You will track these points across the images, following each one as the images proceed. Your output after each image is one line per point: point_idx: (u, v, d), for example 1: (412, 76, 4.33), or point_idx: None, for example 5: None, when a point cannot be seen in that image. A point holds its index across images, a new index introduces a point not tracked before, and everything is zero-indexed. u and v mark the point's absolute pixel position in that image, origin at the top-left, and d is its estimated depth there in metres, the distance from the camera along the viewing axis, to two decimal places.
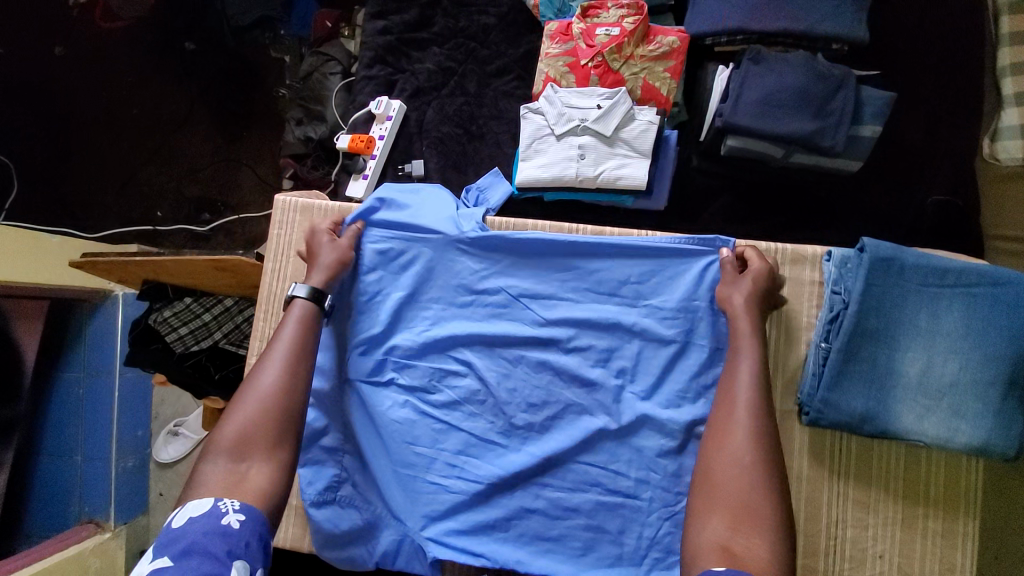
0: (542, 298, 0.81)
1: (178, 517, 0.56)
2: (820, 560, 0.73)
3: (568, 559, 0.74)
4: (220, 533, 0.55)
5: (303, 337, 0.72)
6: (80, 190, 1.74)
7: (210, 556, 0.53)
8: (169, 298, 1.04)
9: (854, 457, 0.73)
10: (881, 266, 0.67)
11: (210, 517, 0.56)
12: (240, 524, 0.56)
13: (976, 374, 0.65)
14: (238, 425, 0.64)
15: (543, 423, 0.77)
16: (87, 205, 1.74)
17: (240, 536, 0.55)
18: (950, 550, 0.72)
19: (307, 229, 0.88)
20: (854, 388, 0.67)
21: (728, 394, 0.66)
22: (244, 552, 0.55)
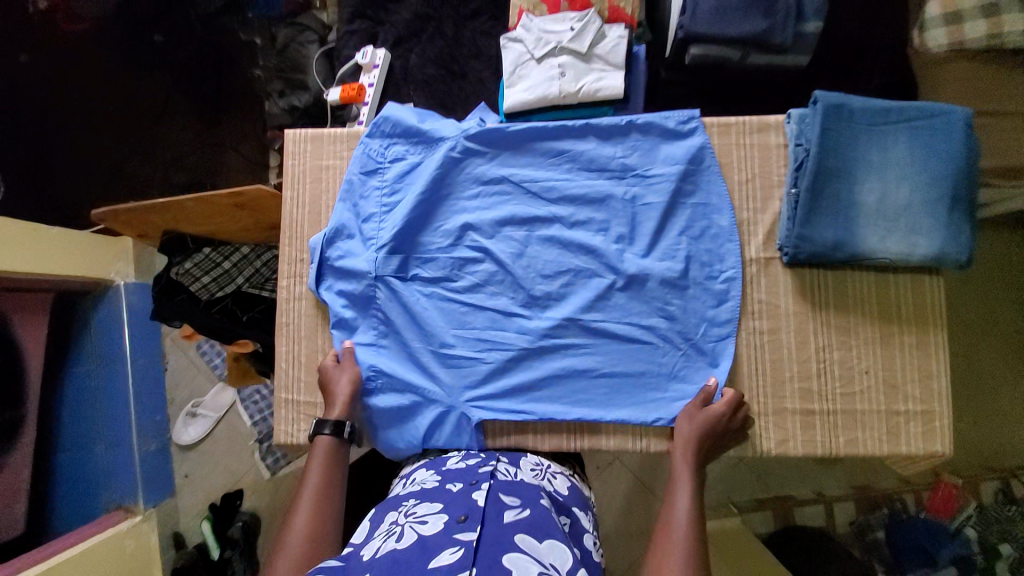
0: (544, 184, 0.89)
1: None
2: (814, 381, 0.83)
3: (598, 405, 0.84)
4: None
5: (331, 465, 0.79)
6: None
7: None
8: (188, 249, 1.10)
9: (833, 287, 0.84)
10: (833, 110, 0.78)
11: None
12: None
13: (923, 192, 0.76)
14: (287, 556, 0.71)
15: (559, 291, 0.86)
16: (74, 204, 1.74)
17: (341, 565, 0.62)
18: (924, 358, 0.84)
19: (319, 157, 0.94)
20: (823, 218, 0.78)
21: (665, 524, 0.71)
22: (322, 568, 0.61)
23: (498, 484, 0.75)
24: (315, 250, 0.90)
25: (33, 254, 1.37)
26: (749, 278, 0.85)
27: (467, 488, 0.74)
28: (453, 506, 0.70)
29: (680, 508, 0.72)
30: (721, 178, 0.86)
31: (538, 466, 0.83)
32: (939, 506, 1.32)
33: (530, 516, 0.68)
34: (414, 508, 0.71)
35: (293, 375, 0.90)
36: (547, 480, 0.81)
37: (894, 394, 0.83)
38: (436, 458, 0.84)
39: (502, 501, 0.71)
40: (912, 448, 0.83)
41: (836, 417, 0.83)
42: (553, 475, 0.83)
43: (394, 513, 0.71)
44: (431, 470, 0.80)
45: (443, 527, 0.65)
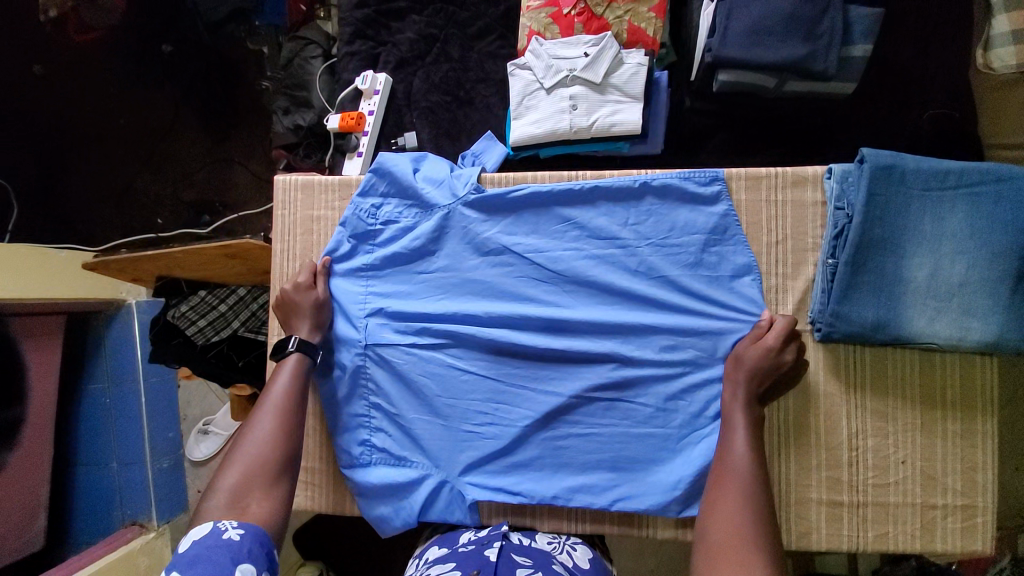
0: (548, 249, 0.82)
1: (181, 540, 0.61)
2: (844, 471, 0.75)
3: (602, 489, 0.78)
4: (221, 545, 0.60)
5: (293, 383, 0.77)
6: (78, 207, 1.74)
7: (212, 570, 0.57)
8: (183, 293, 1.08)
9: (871, 368, 0.75)
10: (882, 174, 0.67)
11: (210, 535, 0.60)
12: (241, 538, 0.61)
13: (984, 273, 0.66)
14: (231, 478, 0.67)
15: (561, 364, 0.81)
16: (89, 219, 1.74)
17: (242, 546, 0.60)
18: (970, 449, 0.74)
19: (310, 207, 0.88)
20: (863, 299, 0.69)
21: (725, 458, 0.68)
22: (247, 556, 0.60)
23: (511, 546, 0.74)
24: None
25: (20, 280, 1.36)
26: None
27: (479, 548, 0.73)
28: (465, 564, 0.69)
29: (737, 452, 0.67)
30: (748, 244, 0.77)
31: (555, 538, 0.79)
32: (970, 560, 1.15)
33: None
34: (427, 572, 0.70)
35: None
36: (565, 552, 0.75)
37: (933, 486, 0.74)
38: (444, 535, 0.82)
39: (514, 560, 0.70)
40: (947, 545, 0.74)
41: (866, 510, 0.75)
42: (572, 546, 0.77)
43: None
44: (443, 547, 0.77)
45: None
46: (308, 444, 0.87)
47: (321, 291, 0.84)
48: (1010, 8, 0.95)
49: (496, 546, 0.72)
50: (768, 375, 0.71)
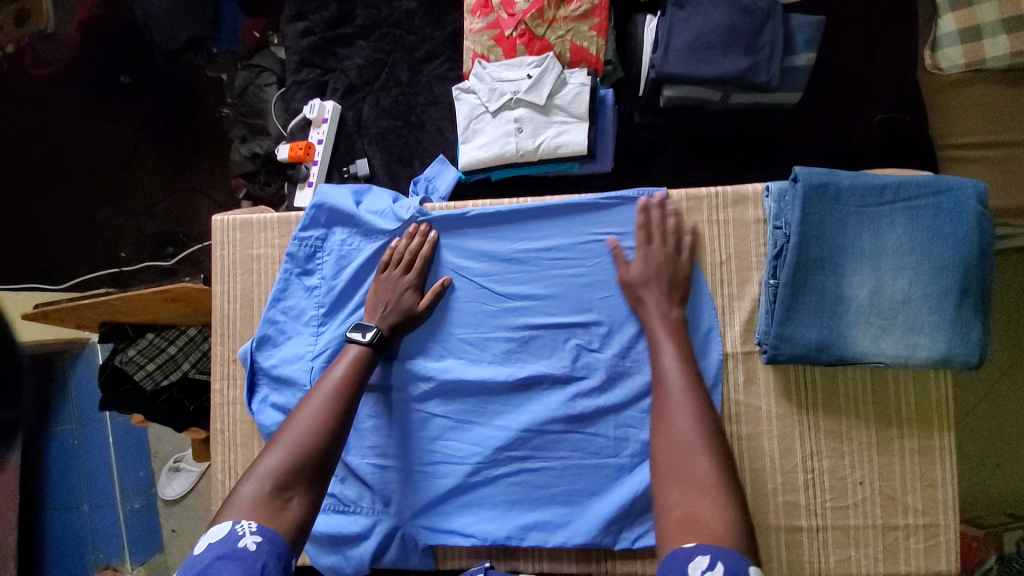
0: (495, 278, 0.80)
1: (198, 542, 0.54)
2: (800, 494, 0.73)
3: (558, 525, 0.76)
4: (236, 556, 0.52)
5: (352, 376, 0.69)
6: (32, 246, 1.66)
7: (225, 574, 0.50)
8: (127, 335, 1.03)
9: (822, 386, 0.73)
10: (817, 192, 0.66)
11: (226, 539, 0.53)
12: (258, 545, 0.53)
13: (925, 289, 0.65)
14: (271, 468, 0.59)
15: (513, 397, 0.79)
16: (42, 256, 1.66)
17: (256, 557, 0.52)
18: (928, 465, 0.72)
19: (249, 245, 0.85)
20: (806, 319, 0.67)
21: (666, 416, 0.63)
22: (264, 564, 0.52)
23: None
24: (244, 357, 0.81)
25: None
26: (723, 375, 0.74)
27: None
28: None
29: (668, 362, 0.67)
30: (693, 265, 0.76)
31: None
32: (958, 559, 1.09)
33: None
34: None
35: (228, 489, 0.83)
36: None
37: (894, 506, 0.72)
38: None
39: None
40: (913, 567, 0.72)
41: (826, 534, 0.73)
42: None
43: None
44: None
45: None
46: None
47: (423, 304, 0.78)
48: (956, 8, 0.95)
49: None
50: (668, 272, 0.73)
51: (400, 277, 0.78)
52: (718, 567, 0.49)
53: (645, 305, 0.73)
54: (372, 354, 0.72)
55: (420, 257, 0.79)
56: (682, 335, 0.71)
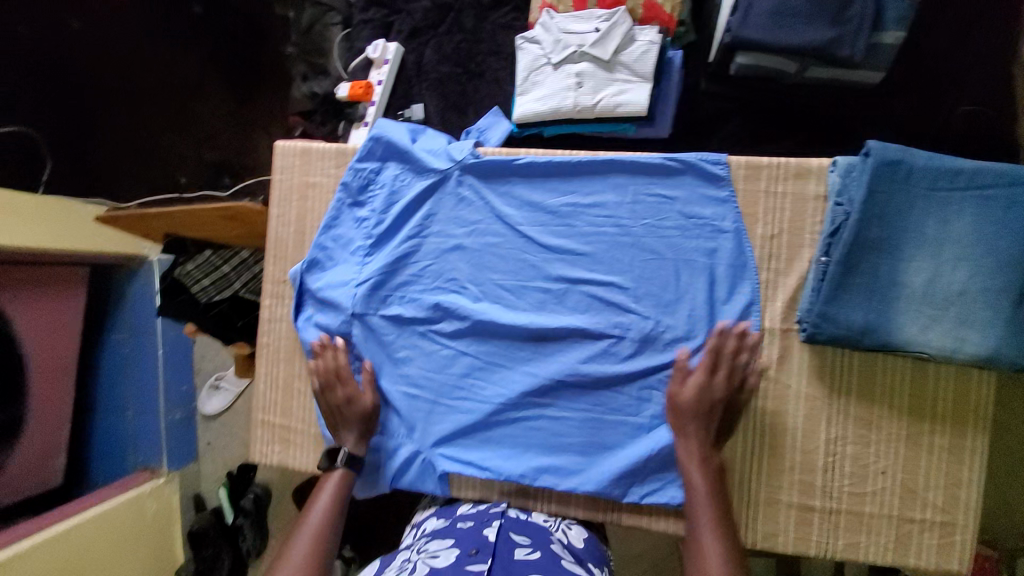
0: (538, 228, 0.81)
1: None
2: (817, 475, 0.73)
3: (568, 472, 0.79)
4: None
5: (336, 502, 0.76)
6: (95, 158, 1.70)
7: None
8: (189, 250, 1.11)
9: (858, 373, 0.72)
10: (886, 169, 0.63)
11: None
12: None
13: (986, 283, 0.62)
14: None
15: (541, 345, 0.81)
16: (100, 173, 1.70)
17: None
18: (956, 465, 0.71)
19: (307, 172, 0.88)
20: (855, 301, 0.65)
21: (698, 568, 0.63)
22: None
23: (508, 524, 0.75)
24: (294, 277, 0.86)
25: (19, 223, 1.35)
26: (758, 350, 0.74)
27: (478, 525, 0.74)
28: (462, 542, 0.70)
29: (700, 493, 0.68)
30: (742, 236, 0.75)
31: (552, 517, 0.80)
32: None
33: (540, 556, 0.68)
34: (426, 545, 0.73)
35: (269, 398, 0.88)
36: (561, 530, 0.78)
37: (912, 500, 0.71)
38: (443, 507, 0.85)
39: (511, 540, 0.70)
40: (921, 561, 0.72)
41: (838, 517, 0.73)
42: (568, 525, 0.79)
43: (407, 551, 0.74)
44: (441, 518, 0.81)
45: (455, 558, 0.67)
46: (293, 406, 0.88)
47: (368, 401, 0.82)
48: None
49: (495, 524, 0.74)
50: (715, 407, 0.71)
51: (340, 395, 0.81)
52: None
53: (685, 442, 0.71)
54: (350, 472, 0.79)
55: (341, 366, 0.82)
56: (718, 480, 0.69)
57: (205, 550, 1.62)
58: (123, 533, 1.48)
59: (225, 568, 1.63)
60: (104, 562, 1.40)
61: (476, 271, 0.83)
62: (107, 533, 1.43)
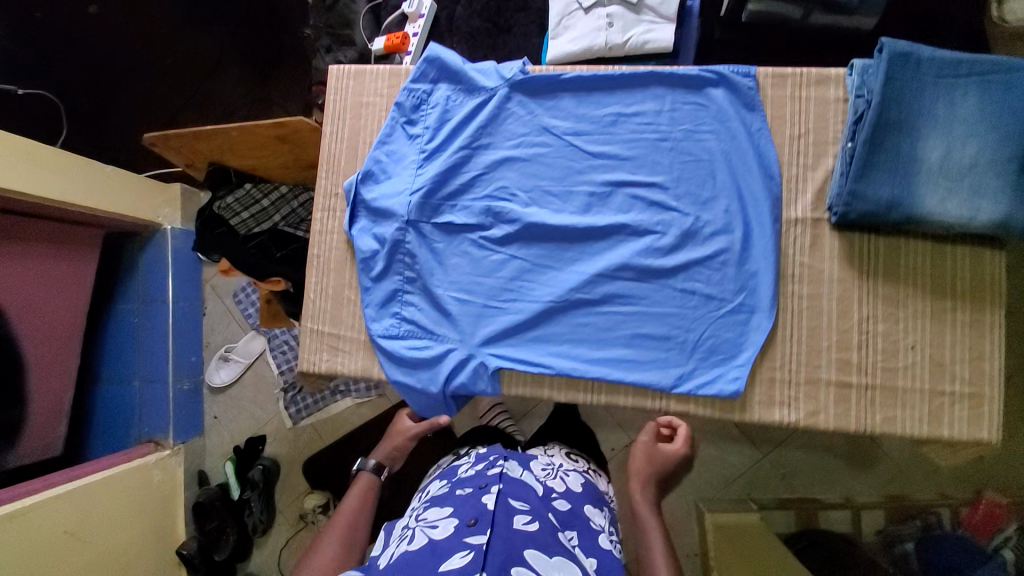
0: (584, 136, 0.86)
1: None
2: (854, 353, 0.78)
3: (618, 366, 0.82)
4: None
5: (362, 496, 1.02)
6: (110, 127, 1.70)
7: None
8: (231, 183, 1.15)
9: (884, 257, 0.79)
10: (901, 60, 0.72)
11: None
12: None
13: (993, 156, 0.71)
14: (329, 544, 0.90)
15: (589, 245, 0.85)
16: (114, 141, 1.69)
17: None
18: (978, 338, 0.77)
19: (360, 93, 0.93)
20: (881, 178, 0.73)
21: None
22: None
23: (506, 490, 0.82)
24: (349, 188, 0.89)
25: (51, 175, 1.27)
26: (790, 238, 0.81)
27: (478, 492, 0.82)
28: (464, 507, 0.79)
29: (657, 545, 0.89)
30: (772, 136, 0.82)
31: (549, 466, 0.97)
32: (977, 524, 1.27)
33: (538, 530, 0.76)
34: (426, 512, 0.83)
35: (318, 309, 0.91)
36: (558, 478, 0.95)
37: (941, 373, 0.76)
38: (450, 468, 1.00)
39: (510, 506, 0.78)
40: (954, 433, 0.76)
41: (875, 393, 0.77)
42: (563, 474, 0.96)
43: (409, 517, 0.84)
44: (446, 480, 0.94)
45: (454, 530, 0.74)
46: (342, 314, 0.90)
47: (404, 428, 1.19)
48: None
49: (494, 491, 0.81)
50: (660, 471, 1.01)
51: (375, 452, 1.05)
52: None
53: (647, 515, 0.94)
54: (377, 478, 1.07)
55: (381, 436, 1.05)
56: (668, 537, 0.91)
57: (210, 523, 1.61)
58: (127, 500, 1.43)
59: (230, 542, 1.60)
60: (108, 527, 1.34)
61: (526, 179, 0.87)
62: (111, 497, 1.37)
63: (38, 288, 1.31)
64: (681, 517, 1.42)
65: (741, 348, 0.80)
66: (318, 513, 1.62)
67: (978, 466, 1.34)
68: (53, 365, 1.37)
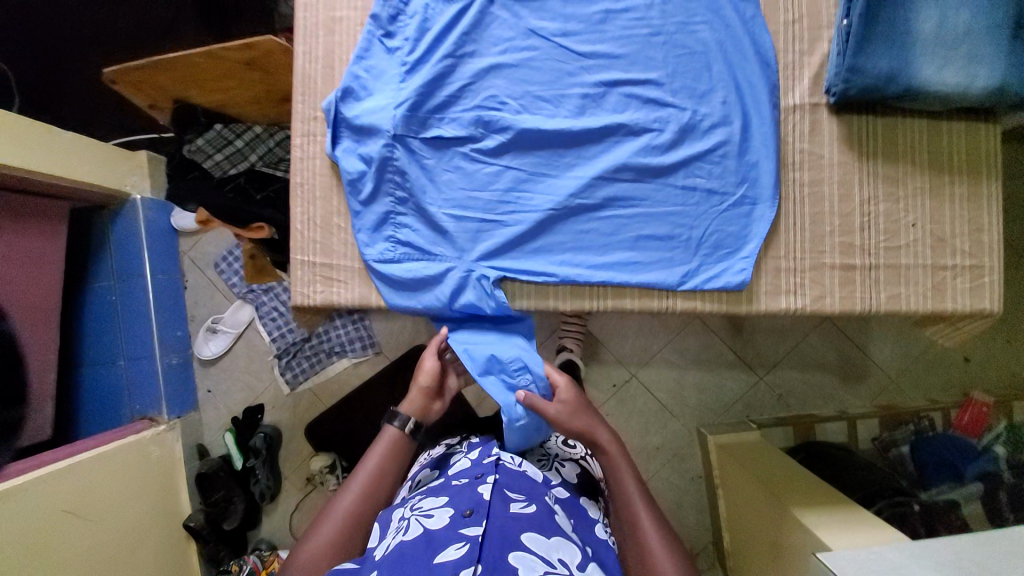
0: (572, 36, 0.83)
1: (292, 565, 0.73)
2: (857, 235, 0.78)
3: (623, 270, 0.81)
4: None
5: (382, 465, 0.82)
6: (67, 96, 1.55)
7: None
8: (200, 124, 1.10)
9: (882, 138, 0.78)
10: None
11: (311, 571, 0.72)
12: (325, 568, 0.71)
13: (986, 20, 0.70)
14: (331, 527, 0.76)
15: (586, 150, 0.82)
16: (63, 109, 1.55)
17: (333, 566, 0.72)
18: (976, 212, 0.77)
19: (331, 8, 0.88)
20: (880, 50, 0.71)
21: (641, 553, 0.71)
22: None
23: (503, 479, 0.74)
24: (328, 108, 0.84)
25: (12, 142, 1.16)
26: (790, 125, 0.80)
27: (472, 481, 0.73)
28: (459, 501, 0.69)
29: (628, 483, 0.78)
30: (767, 23, 0.80)
31: (545, 455, 0.85)
32: (967, 425, 1.23)
33: (534, 509, 0.69)
34: (420, 502, 0.72)
35: (308, 239, 0.87)
36: (556, 468, 0.84)
37: (943, 248, 0.77)
38: (437, 459, 0.86)
39: (507, 496, 0.71)
40: (957, 305, 0.77)
41: (879, 272, 0.78)
42: (561, 464, 0.87)
43: (402, 509, 0.73)
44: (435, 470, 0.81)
45: (448, 521, 0.66)
46: (336, 243, 0.87)
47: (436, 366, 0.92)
48: None
49: (492, 481, 0.72)
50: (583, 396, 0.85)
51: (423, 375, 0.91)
52: None
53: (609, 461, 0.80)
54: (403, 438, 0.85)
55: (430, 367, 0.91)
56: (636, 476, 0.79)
57: (216, 493, 1.59)
58: (126, 476, 1.39)
59: (239, 510, 1.58)
60: (110, 502, 1.31)
61: (516, 86, 0.83)
62: (110, 473, 1.33)
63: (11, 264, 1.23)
64: (685, 446, 1.42)
65: (744, 242, 0.79)
66: (325, 474, 1.62)
67: (967, 371, 1.36)
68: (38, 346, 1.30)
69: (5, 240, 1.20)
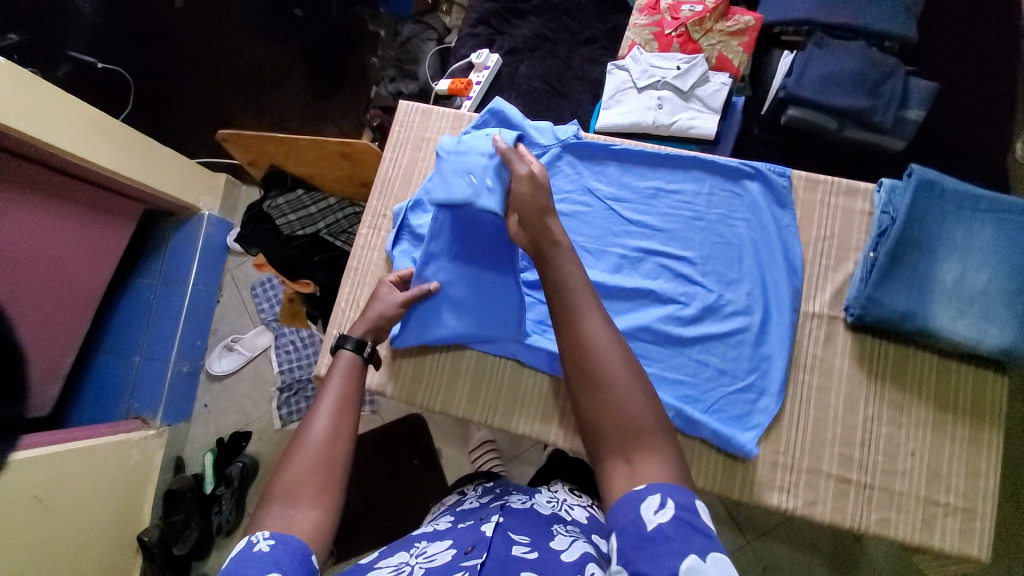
0: (624, 204, 0.93)
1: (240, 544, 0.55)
2: (856, 450, 0.81)
3: None
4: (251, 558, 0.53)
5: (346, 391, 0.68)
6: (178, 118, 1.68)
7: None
8: (285, 185, 1.24)
9: (892, 363, 0.83)
10: (926, 186, 0.78)
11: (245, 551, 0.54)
12: (271, 547, 0.54)
13: (1003, 286, 0.76)
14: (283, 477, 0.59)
15: (615, 304, 0.89)
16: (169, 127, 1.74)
17: (273, 557, 0.53)
18: (975, 456, 0.79)
19: (424, 129, 1.02)
20: (897, 289, 0.78)
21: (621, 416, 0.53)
22: (275, 565, 0.52)
23: (508, 522, 0.71)
24: (398, 213, 0.96)
25: (115, 149, 1.30)
26: (806, 330, 0.85)
27: (475, 526, 0.71)
28: (462, 542, 0.67)
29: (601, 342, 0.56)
30: (799, 235, 0.88)
31: (554, 498, 0.83)
32: None
33: (539, 552, 0.63)
34: (424, 547, 0.69)
35: (348, 318, 0.94)
36: (564, 510, 0.80)
37: (937, 483, 0.79)
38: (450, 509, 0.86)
39: (510, 538, 0.66)
40: (946, 545, 0.77)
41: (872, 492, 0.79)
42: (570, 506, 0.81)
43: (403, 551, 0.70)
44: (447, 516, 0.81)
45: (448, 561, 0.63)
46: None
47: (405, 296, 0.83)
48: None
49: (494, 522, 0.70)
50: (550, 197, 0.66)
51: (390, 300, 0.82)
52: (670, 503, 0.49)
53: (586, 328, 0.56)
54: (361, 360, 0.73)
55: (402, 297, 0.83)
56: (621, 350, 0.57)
57: (176, 514, 1.55)
58: (100, 476, 1.39)
59: (192, 537, 1.54)
60: (75, 501, 1.30)
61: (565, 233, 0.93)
62: (86, 469, 1.34)
63: (75, 251, 1.30)
64: None
65: (748, 427, 0.82)
66: None
67: None
68: (67, 328, 1.33)
69: (82, 229, 1.30)
